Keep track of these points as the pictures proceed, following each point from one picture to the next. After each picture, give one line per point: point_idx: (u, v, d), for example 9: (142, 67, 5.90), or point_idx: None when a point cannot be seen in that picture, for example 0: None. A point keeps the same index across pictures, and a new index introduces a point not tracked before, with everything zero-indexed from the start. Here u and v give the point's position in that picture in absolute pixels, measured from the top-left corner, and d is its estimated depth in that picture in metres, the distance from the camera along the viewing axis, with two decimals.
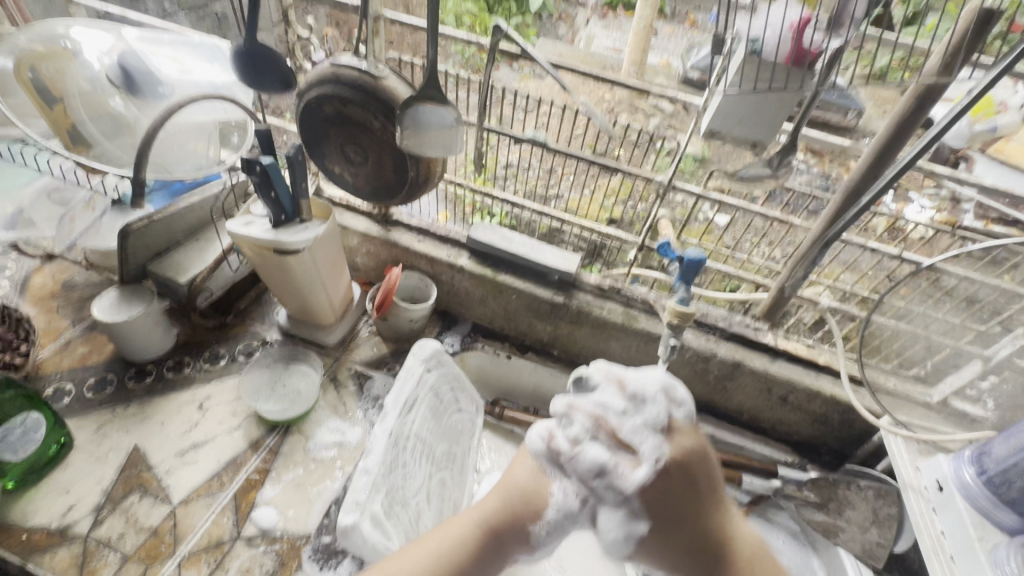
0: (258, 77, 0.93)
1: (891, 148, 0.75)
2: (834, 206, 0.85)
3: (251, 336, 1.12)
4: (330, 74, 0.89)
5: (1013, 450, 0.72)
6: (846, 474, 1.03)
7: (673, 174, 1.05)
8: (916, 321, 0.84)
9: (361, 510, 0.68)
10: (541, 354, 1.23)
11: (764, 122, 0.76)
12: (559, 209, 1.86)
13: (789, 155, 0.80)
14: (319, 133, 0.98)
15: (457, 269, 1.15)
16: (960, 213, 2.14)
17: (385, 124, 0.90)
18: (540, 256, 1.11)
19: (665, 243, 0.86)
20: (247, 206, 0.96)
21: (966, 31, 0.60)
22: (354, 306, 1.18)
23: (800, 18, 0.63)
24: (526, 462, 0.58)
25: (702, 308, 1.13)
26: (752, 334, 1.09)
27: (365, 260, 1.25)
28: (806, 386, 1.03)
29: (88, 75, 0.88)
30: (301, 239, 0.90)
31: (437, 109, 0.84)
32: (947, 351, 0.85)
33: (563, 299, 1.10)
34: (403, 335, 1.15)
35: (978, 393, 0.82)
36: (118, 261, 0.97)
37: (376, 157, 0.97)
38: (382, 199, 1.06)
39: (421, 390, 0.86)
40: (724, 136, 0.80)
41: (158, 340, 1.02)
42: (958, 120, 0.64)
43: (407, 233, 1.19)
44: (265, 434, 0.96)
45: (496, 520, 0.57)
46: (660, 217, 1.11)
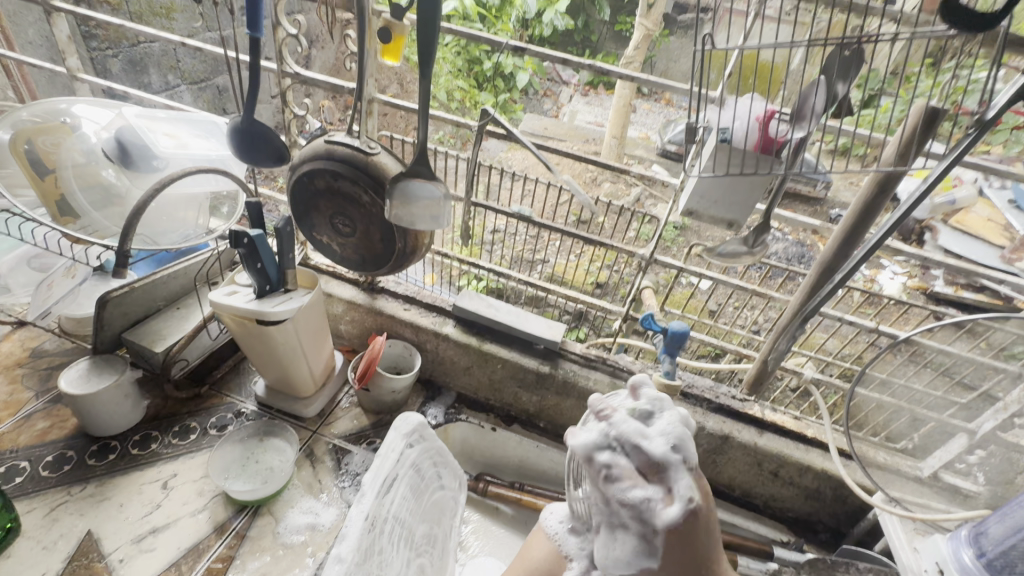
0: (251, 151, 0.96)
1: (858, 230, 0.79)
2: (811, 280, 0.87)
3: (226, 408, 1.08)
4: (323, 150, 0.92)
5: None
6: (844, 556, 0.99)
7: (654, 248, 1.07)
8: (898, 394, 0.86)
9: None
10: (526, 425, 1.19)
11: (739, 202, 0.79)
12: (545, 275, 1.89)
13: (765, 234, 0.82)
14: (309, 205, 1.00)
15: (442, 338, 1.14)
16: (931, 279, 2.23)
17: (374, 198, 0.93)
18: (525, 325, 1.12)
19: (649, 315, 0.86)
20: (232, 275, 0.96)
21: (916, 127, 0.67)
22: (336, 375, 1.15)
23: (764, 111, 0.69)
24: (542, 541, 0.61)
25: (688, 378, 1.12)
26: (739, 405, 1.08)
27: (350, 328, 1.23)
28: (796, 461, 1.01)
29: (83, 149, 0.89)
30: (284, 308, 0.89)
31: (422, 184, 0.88)
32: (932, 425, 0.85)
33: (550, 369, 1.09)
34: (385, 407, 1.12)
35: (968, 467, 0.81)
36: (92, 330, 0.95)
37: (364, 228, 0.99)
38: (368, 269, 1.06)
39: (402, 467, 0.82)
40: (701, 215, 0.84)
41: (125, 413, 0.97)
42: (926, 195, 0.67)
43: (393, 301, 1.19)
44: (232, 516, 0.90)
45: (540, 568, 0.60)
46: (644, 288, 1.12)
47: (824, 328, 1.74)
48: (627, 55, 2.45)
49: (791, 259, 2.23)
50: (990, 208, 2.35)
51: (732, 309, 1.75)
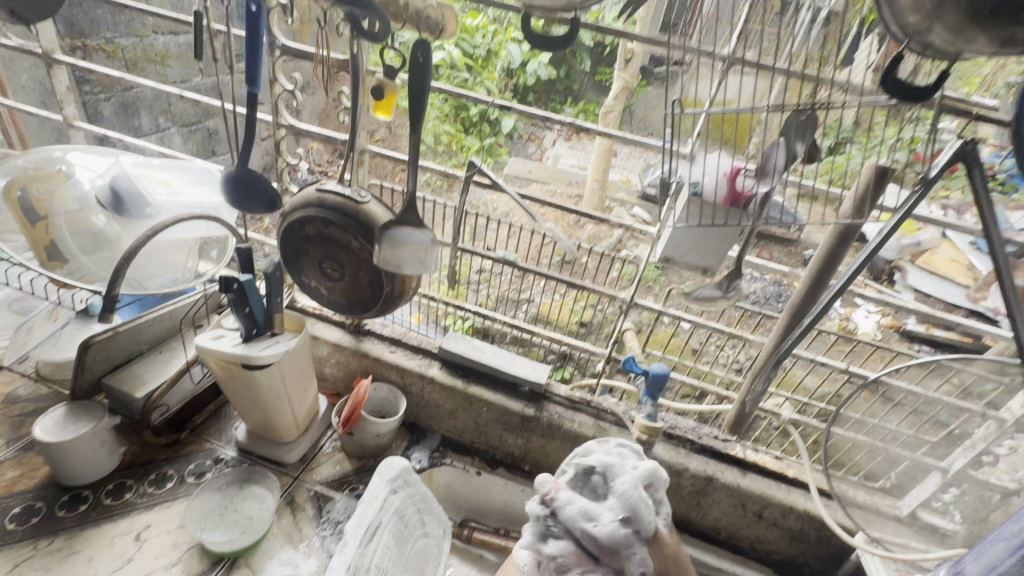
0: (244, 198, 1.00)
1: (823, 276, 0.84)
2: (782, 323, 0.91)
3: (204, 455, 1.06)
4: (314, 198, 0.96)
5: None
6: None
7: (634, 291, 1.10)
8: (875, 433, 0.91)
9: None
10: (511, 469, 1.19)
11: (712, 249, 0.84)
12: (530, 315, 1.92)
13: (737, 279, 0.86)
14: (298, 250, 1.02)
15: (427, 380, 1.15)
16: (903, 318, 2.30)
17: (363, 244, 0.95)
18: (510, 367, 1.14)
19: (631, 358, 0.89)
20: (219, 319, 0.97)
21: (869, 183, 0.74)
22: (319, 419, 1.14)
23: (730, 168, 0.75)
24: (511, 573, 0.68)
25: (671, 419, 1.14)
26: (721, 446, 1.09)
27: (334, 371, 1.23)
28: (779, 502, 1.02)
29: (75, 196, 0.91)
30: (270, 353, 0.89)
31: (411, 231, 0.92)
32: (908, 464, 0.90)
33: (534, 411, 1.10)
34: (368, 451, 1.11)
35: (944, 505, 0.85)
36: (72, 375, 0.93)
37: (353, 273, 1.01)
38: (355, 312, 1.08)
39: (385, 514, 0.83)
40: (677, 261, 0.88)
41: (100, 461, 0.95)
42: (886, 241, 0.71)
43: (379, 343, 1.19)
44: (207, 569, 0.87)
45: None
46: (625, 330, 1.16)
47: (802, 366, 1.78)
48: (608, 104, 2.58)
49: (769, 298, 2.29)
50: (953, 250, 2.47)
51: (714, 349, 1.78)
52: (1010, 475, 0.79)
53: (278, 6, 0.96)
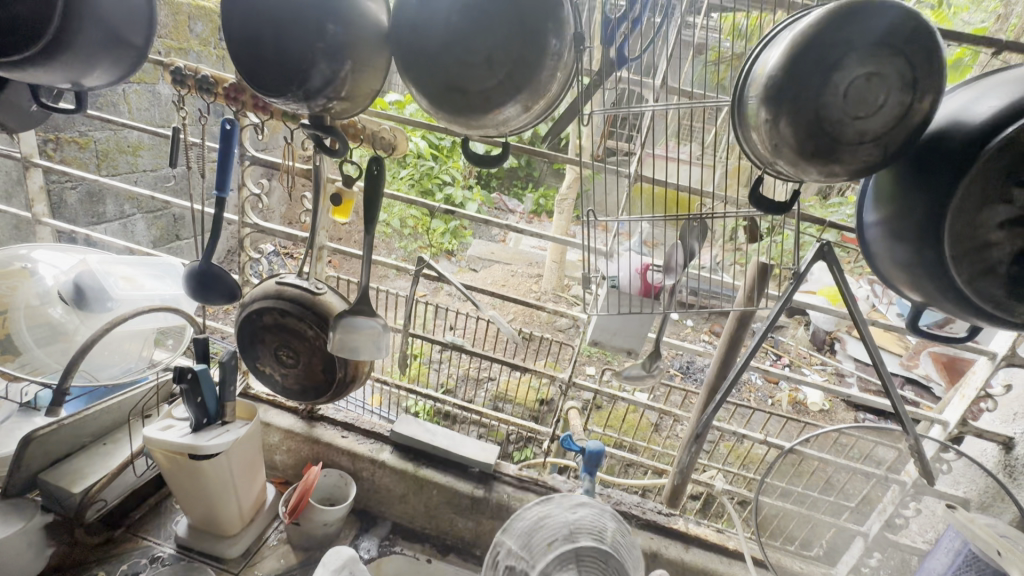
0: (206, 291, 1.06)
1: (733, 347, 0.95)
2: (701, 398, 1.01)
3: (140, 553, 1.02)
4: (273, 291, 1.03)
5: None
6: None
7: (573, 370, 1.18)
8: (799, 501, 0.98)
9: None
10: (463, 554, 1.18)
11: (634, 334, 0.96)
12: (490, 394, 1.95)
13: (657, 360, 0.96)
14: (254, 338, 1.07)
15: (378, 464, 1.16)
16: (846, 385, 2.45)
17: (318, 332, 1.01)
18: (460, 447, 1.18)
19: (567, 436, 0.95)
20: (169, 408, 0.98)
21: (754, 278, 0.88)
22: (265, 509, 1.12)
23: (641, 264, 0.89)
24: None
25: (616, 495, 1.18)
26: (665, 520, 1.14)
27: (285, 458, 1.22)
28: (720, 574, 1.05)
29: (38, 290, 0.95)
30: (218, 441, 0.91)
31: (365, 317, 1.00)
32: (835, 530, 0.96)
33: (484, 492, 1.13)
34: (315, 542, 1.09)
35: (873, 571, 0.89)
36: (7, 471, 0.91)
37: (307, 360, 1.06)
38: (308, 398, 1.11)
39: None
40: (605, 344, 0.98)
41: (24, 565, 0.90)
42: (774, 322, 0.82)
43: (331, 428, 1.21)
44: None
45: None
46: (569, 407, 1.22)
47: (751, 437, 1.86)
48: (561, 192, 2.80)
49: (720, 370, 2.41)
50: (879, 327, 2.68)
51: (665, 423, 1.85)
52: (921, 536, 0.87)
53: (249, 124, 1.09)
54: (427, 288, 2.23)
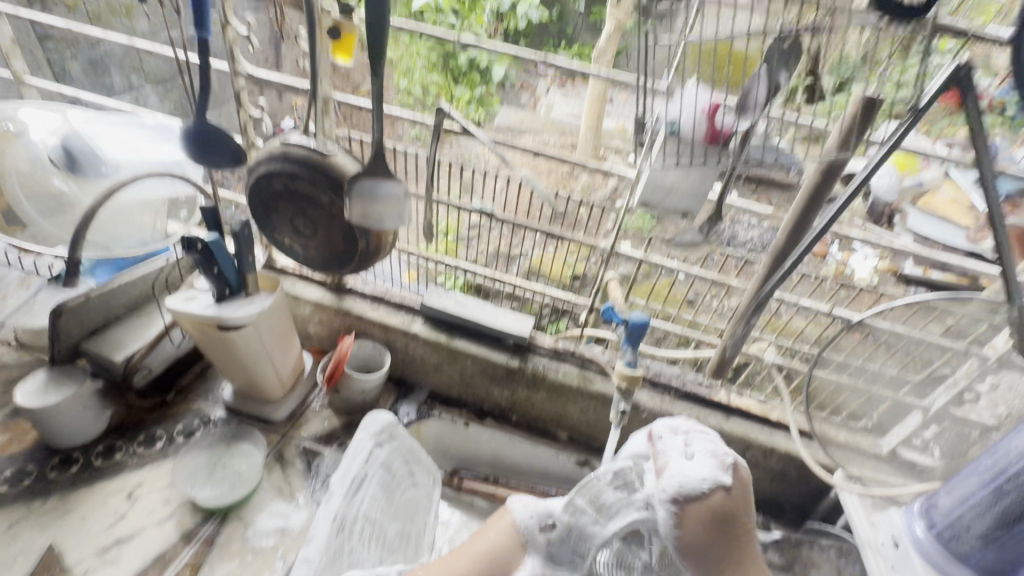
0: (207, 152, 0.95)
1: (815, 201, 0.78)
2: (765, 265, 0.89)
3: (193, 415, 1.07)
4: (279, 152, 0.91)
5: (975, 486, 0.76)
6: (809, 534, 1.02)
7: (615, 240, 1.05)
8: (855, 374, 0.92)
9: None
10: (500, 419, 1.20)
11: (691, 194, 0.81)
12: (523, 270, 1.89)
13: (718, 223, 0.83)
14: (268, 207, 0.99)
15: (411, 336, 1.14)
16: None
17: (333, 198, 0.92)
18: (493, 319, 1.13)
19: (609, 307, 0.87)
20: (191, 280, 0.94)
21: (854, 119, 0.67)
22: (305, 377, 1.14)
23: (709, 103, 0.70)
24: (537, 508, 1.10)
25: (656, 367, 1.14)
26: (706, 391, 1.10)
27: (318, 329, 1.22)
28: (760, 443, 1.03)
29: (28, 156, 0.88)
30: (243, 313, 0.87)
31: (386, 185, 0.88)
32: (888, 404, 0.92)
33: (519, 363, 1.10)
34: (356, 407, 1.12)
35: (924, 442, 0.90)
36: (48, 340, 0.92)
37: (326, 229, 0.98)
38: (333, 269, 1.05)
39: (371, 466, 0.92)
40: (656, 205, 0.84)
41: (86, 424, 0.96)
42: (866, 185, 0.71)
43: (361, 301, 1.18)
44: (199, 523, 0.90)
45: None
46: (610, 279, 1.12)
47: None
48: (600, 43, 2.41)
49: None
50: None
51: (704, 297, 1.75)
52: (991, 411, 0.83)
53: None
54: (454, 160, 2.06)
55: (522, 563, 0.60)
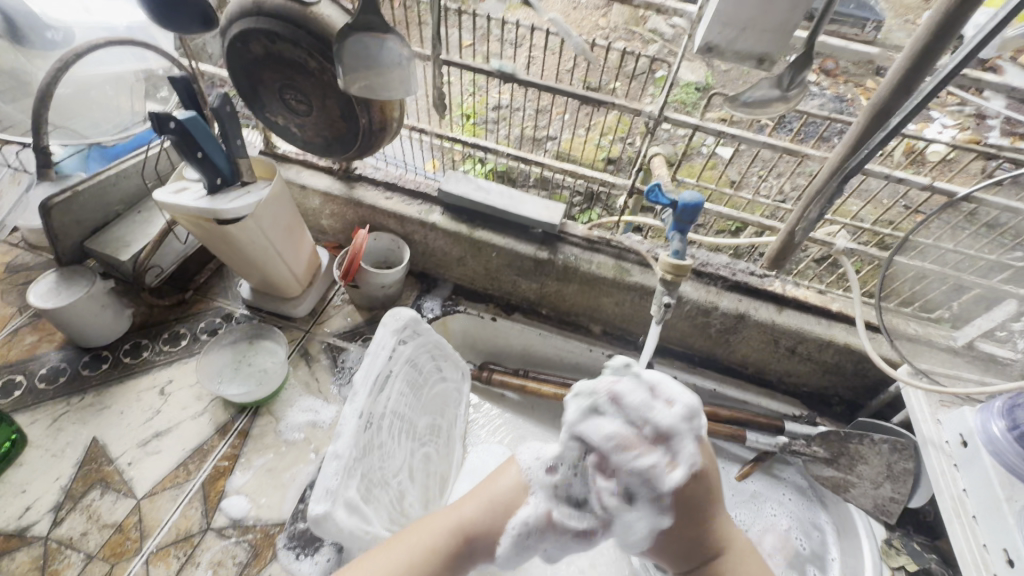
0: (167, 14, 0.78)
1: (950, 30, 0.55)
2: (856, 129, 0.68)
3: (214, 313, 1.04)
4: (251, 4, 0.75)
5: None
6: (858, 428, 0.96)
7: (664, 103, 0.82)
8: (944, 260, 0.78)
9: (331, 498, 0.69)
10: (528, 313, 1.14)
11: (772, 28, 0.59)
12: (551, 154, 1.71)
13: (804, 70, 0.64)
14: (252, 80, 0.85)
15: (429, 227, 1.04)
16: (985, 130, 1.88)
17: (322, 64, 0.77)
18: (519, 207, 1.01)
19: (655, 187, 0.73)
20: (180, 169, 0.84)
21: None
22: (322, 273, 1.08)
23: None
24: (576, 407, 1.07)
25: (701, 256, 1.02)
26: (757, 282, 0.98)
27: (332, 222, 1.13)
28: (817, 336, 0.93)
29: None
30: (239, 205, 0.78)
31: (387, 44, 0.72)
32: (978, 292, 0.78)
33: (548, 254, 1.00)
34: (377, 302, 1.07)
35: (1009, 334, 0.76)
36: (49, 240, 0.87)
37: (320, 103, 0.84)
38: (335, 153, 0.93)
39: (396, 363, 0.88)
40: (723, 51, 0.63)
41: (108, 324, 0.94)
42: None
43: (373, 189, 1.07)
44: (232, 417, 0.90)
45: (473, 522, 0.55)
46: (653, 154, 0.96)
47: (859, 193, 1.53)
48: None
49: None
50: None
51: (757, 178, 1.56)
52: None
53: None
54: (477, 32, 1.79)
55: (522, 506, 0.55)
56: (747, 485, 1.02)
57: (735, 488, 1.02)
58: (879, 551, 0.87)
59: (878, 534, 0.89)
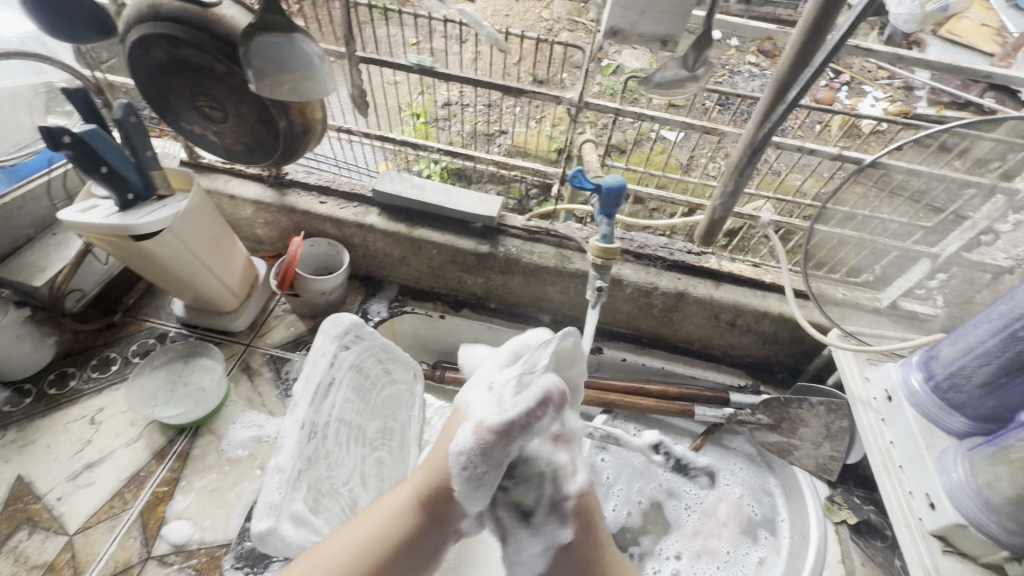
0: (65, 25, 0.74)
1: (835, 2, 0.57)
2: (762, 105, 0.70)
3: (146, 334, 1.00)
4: (147, 8, 0.71)
5: (985, 335, 0.68)
6: (797, 393, 1.01)
7: (582, 90, 0.83)
8: (863, 226, 0.81)
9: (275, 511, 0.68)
10: (477, 308, 1.14)
11: (670, 9, 0.60)
12: (500, 148, 1.71)
13: (706, 49, 0.65)
14: (159, 88, 0.81)
15: (367, 229, 1.02)
16: (913, 101, 1.96)
17: (230, 67, 0.74)
18: (455, 201, 1.00)
19: (578, 172, 0.73)
20: (89, 187, 0.80)
21: None
22: (260, 284, 1.05)
23: None
24: None
25: (639, 239, 1.03)
26: (694, 259, 1.01)
27: (267, 231, 1.10)
28: (752, 308, 0.96)
29: None
30: (155, 219, 0.75)
31: (295, 43, 0.70)
32: (895, 254, 0.81)
33: (489, 247, 1.00)
34: (320, 310, 1.05)
35: (928, 292, 0.80)
36: None
37: (235, 108, 0.81)
38: (258, 160, 0.90)
39: (338, 370, 0.86)
40: (627, 35, 0.64)
41: (27, 355, 0.89)
42: None
43: (306, 194, 1.04)
44: (171, 440, 0.87)
45: (425, 492, 0.52)
46: (582, 142, 0.97)
47: (799, 168, 1.58)
48: None
49: None
50: (986, 10, 2.06)
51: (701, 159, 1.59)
52: (1007, 253, 0.71)
53: None
54: (419, 31, 1.77)
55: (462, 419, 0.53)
56: (698, 457, 1.05)
57: None
58: (823, 508, 0.91)
59: (821, 492, 0.93)
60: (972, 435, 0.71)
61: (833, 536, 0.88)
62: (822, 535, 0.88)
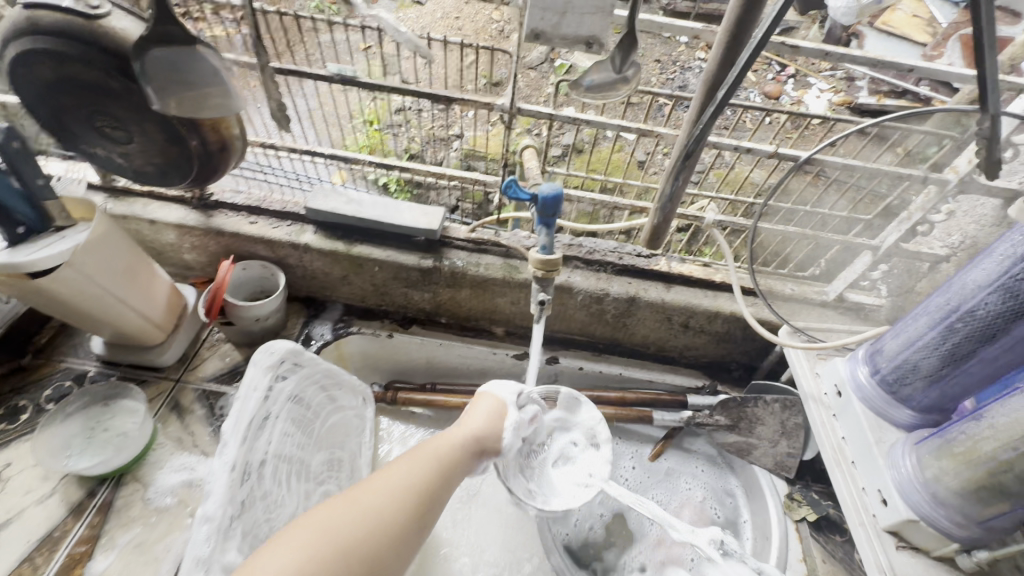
0: None
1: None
2: (695, 105, 0.68)
3: (61, 376, 0.91)
4: (23, 21, 0.64)
5: (925, 328, 0.67)
6: (752, 391, 1.00)
7: (513, 96, 0.80)
8: (803, 222, 0.79)
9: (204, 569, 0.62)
10: (428, 324, 1.09)
11: (591, 9, 0.58)
12: (453, 155, 1.67)
13: (632, 50, 0.63)
14: (47, 109, 0.73)
15: (303, 249, 0.97)
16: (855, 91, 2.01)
17: (125, 84, 0.68)
18: (392, 215, 0.95)
19: (511, 182, 0.69)
20: None
21: None
22: (189, 313, 0.97)
23: None
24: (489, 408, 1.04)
25: (589, 244, 1.01)
26: (645, 262, 0.99)
27: (196, 256, 1.02)
28: (703, 309, 0.95)
29: None
30: (48, 255, 0.68)
31: (192, 54, 0.64)
32: (838, 248, 0.79)
33: (433, 262, 0.96)
34: (256, 337, 0.98)
35: (872, 282, 0.80)
36: None
37: (139, 128, 0.75)
38: (173, 181, 0.84)
39: (275, 404, 0.79)
40: (551, 37, 0.61)
41: None
42: None
43: (234, 215, 0.98)
44: (90, 493, 0.79)
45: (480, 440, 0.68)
46: (523, 147, 0.93)
47: (750, 162, 1.60)
48: None
49: None
50: (917, 2, 2.13)
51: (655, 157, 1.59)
52: (942, 241, 0.72)
53: None
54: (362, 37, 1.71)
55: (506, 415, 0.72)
56: (659, 464, 1.04)
57: (649, 468, 1.04)
58: (783, 506, 0.91)
59: (781, 490, 0.94)
60: (919, 427, 0.71)
61: (794, 535, 0.88)
62: (783, 535, 0.88)
